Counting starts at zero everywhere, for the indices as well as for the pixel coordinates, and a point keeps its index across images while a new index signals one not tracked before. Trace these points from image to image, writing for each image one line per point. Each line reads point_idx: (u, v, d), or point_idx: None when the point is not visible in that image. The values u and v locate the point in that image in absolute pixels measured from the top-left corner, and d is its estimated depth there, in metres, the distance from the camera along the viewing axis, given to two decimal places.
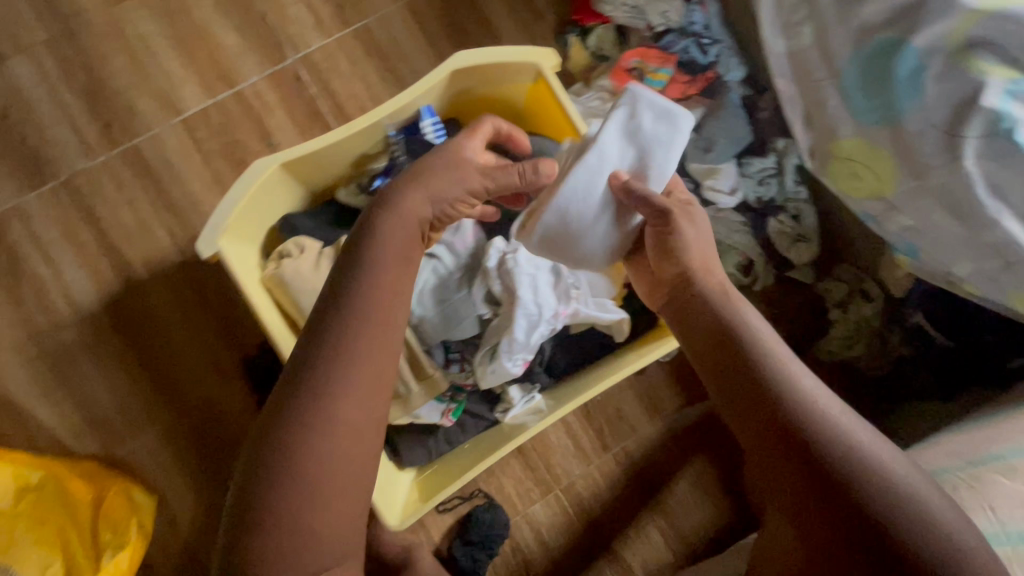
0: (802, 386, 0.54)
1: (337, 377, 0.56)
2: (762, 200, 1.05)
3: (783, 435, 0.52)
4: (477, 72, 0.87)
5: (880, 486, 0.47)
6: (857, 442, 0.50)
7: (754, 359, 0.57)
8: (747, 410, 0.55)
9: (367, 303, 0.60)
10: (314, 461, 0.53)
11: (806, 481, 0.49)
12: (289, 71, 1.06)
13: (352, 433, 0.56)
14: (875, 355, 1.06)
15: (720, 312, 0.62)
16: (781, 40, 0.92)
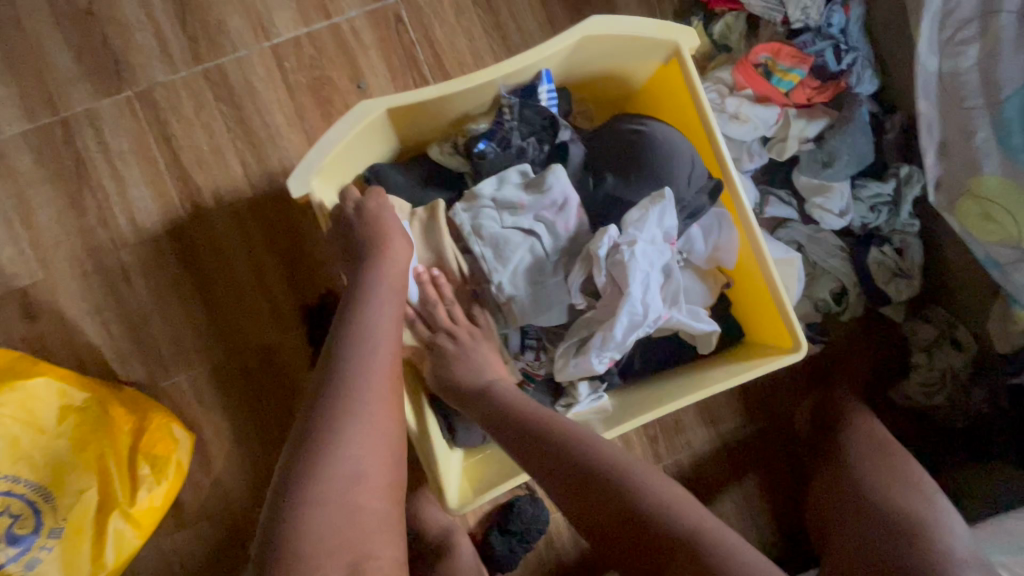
0: (577, 439, 0.67)
1: (358, 376, 0.62)
2: (867, 227, 0.98)
3: (615, 520, 0.60)
4: (606, 42, 0.79)
5: (651, 500, 0.60)
6: (626, 472, 0.63)
7: (563, 445, 0.66)
8: (567, 484, 0.64)
9: (372, 315, 0.67)
10: (347, 439, 0.57)
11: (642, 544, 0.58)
12: (391, 10, 0.99)
13: (383, 421, 0.61)
14: (957, 407, 1.00)
15: (524, 409, 0.71)
16: (935, 57, 0.84)
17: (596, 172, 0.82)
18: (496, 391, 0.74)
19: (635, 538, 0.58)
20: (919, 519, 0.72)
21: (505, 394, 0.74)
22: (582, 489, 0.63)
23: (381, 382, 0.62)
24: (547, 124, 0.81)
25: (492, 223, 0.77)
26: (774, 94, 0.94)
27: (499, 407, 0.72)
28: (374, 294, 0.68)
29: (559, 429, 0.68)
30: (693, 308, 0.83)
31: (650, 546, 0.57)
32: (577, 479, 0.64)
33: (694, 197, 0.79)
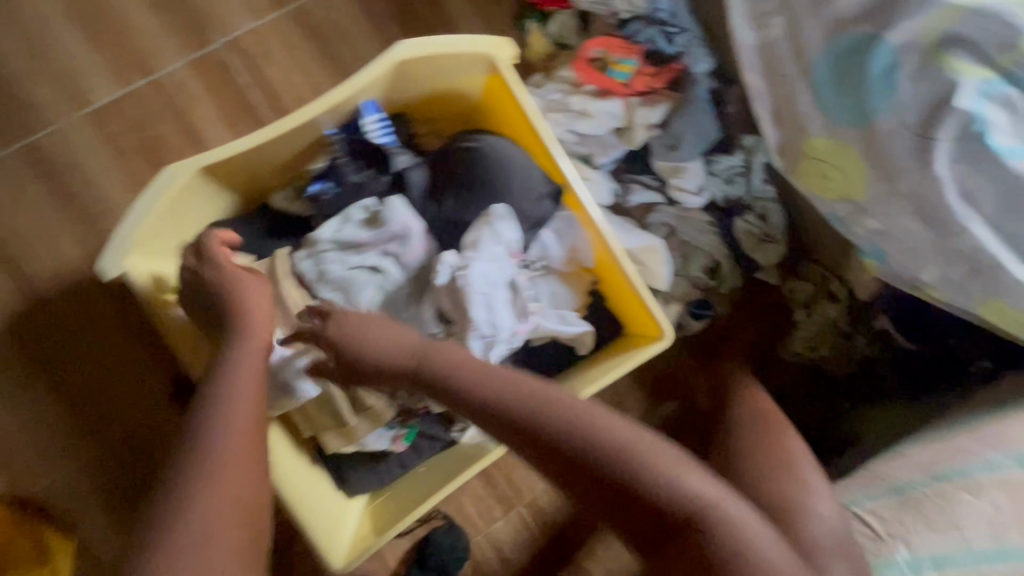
0: (557, 417, 0.57)
1: (204, 457, 0.56)
2: (729, 200, 1.01)
3: (615, 503, 0.53)
4: (424, 64, 0.78)
5: (654, 479, 0.53)
6: (620, 445, 0.54)
7: (552, 434, 0.56)
8: (558, 470, 0.55)
9: (229, 389, 0.61)
10: (185, 492, 0.53)
11: (647, 525, 0.52)
12: (216, 57, 0.95)
13: (225, 506, 0.53)
14: (842, 355, 1.05)
15: (505, 390, 0.60)
16: (751, 30, 0.86)
17: (438, 198, 0.80)
18: (465, 370, 0.63)
19: (644, 523, 0.52)
20: (792, 504, 0.70)
21: (476, 372, 0.62)
22: (576, 475, 0.54)
23: (224, 465, 0.56)
24: (378, 156, 0.80)
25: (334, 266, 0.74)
26: (613, 86, 0.95)
27: (472, 390, 0.61)
28: (232, 366, 0.64)
29: (547, 414, 0.57)
30: (563, 312, 0.83)
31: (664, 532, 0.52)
32: (577, 470, 0.54)
33: (538, 207, 0.80)
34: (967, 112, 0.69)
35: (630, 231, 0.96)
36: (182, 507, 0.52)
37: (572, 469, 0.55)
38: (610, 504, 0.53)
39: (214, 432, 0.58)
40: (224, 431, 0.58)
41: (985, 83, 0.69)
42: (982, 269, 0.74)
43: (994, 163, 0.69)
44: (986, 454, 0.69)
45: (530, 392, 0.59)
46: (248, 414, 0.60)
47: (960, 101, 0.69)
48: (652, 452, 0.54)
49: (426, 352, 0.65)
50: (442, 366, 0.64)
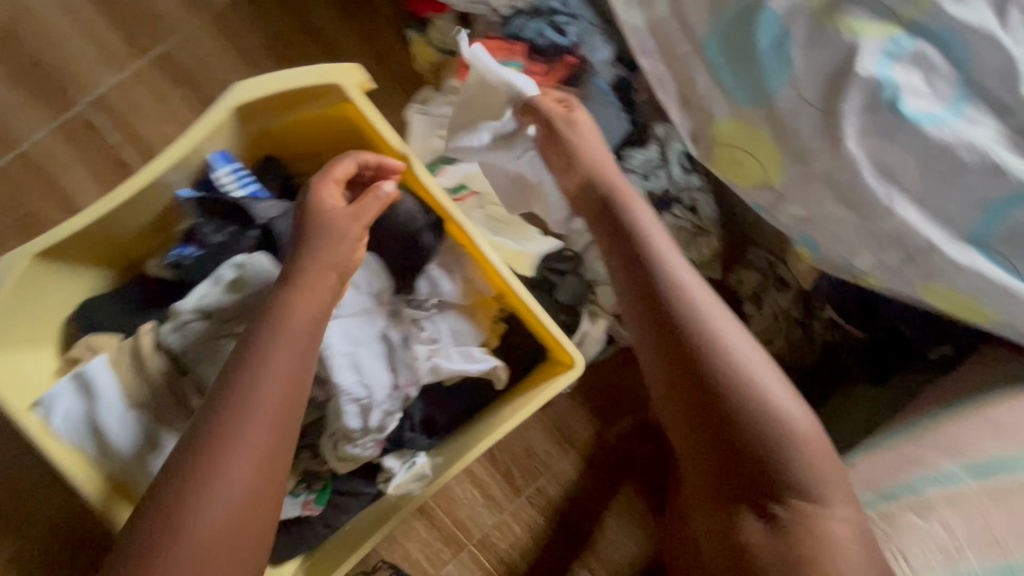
0: (717, 327, 0.60)
1: (230, 434, 0.54)
2: (655, 194, 0.91)
3: (720, 421, 0.57)
4: (272, 102, 0.72)
5: (765, 421, 0.56)
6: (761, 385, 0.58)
7: (712, 359, 0.58)
8: (684, 359, 0.59)
9: (271, 357, 0.58)
10: (220, 467, 0.53)
11: (738, 447, 0.56)
12: (82, 117, 0.89)
13: (241, 501, 0.53)
14: (799, 346, 0.95)
15: (683, 298, 0.61)
16: (636, 11, 0.77)
17: None
18: (669, 271, 0.63)
19: (737, 445, 0.56)
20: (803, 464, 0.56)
21: (671, 273, 0.63)
22: (700, 375, 0.58)
23: (256, 446, 0.54)
24: (238, 212, 0.74)
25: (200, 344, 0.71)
26: None
27: (661, 284, 0.62)
28: (263, 355, 0.58)
29: (737, 354, 0.59)
30: (465, 348, 0.77)
31: (747, 468, 0.56)
32: (704, 390, 0.58)
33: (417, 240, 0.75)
34: (872, 77, 0.62)
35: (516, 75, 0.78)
36: (207, 482, 0.52)
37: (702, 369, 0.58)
38: (712, 432, 0.57)
39: (241, 413, 0.55)
40: (251, 424, 0.55)
41: (887, 43, 0.62)
42: (916, 250, 0.65)
43: (910, 130, 0.62)
44: (937, 463, 0.61)
45: (705, 298, 0.62)
46: (274, 394, 0.57)
47: (862, 66, 0.63)
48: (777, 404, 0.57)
49: (630, 224, 0.66)
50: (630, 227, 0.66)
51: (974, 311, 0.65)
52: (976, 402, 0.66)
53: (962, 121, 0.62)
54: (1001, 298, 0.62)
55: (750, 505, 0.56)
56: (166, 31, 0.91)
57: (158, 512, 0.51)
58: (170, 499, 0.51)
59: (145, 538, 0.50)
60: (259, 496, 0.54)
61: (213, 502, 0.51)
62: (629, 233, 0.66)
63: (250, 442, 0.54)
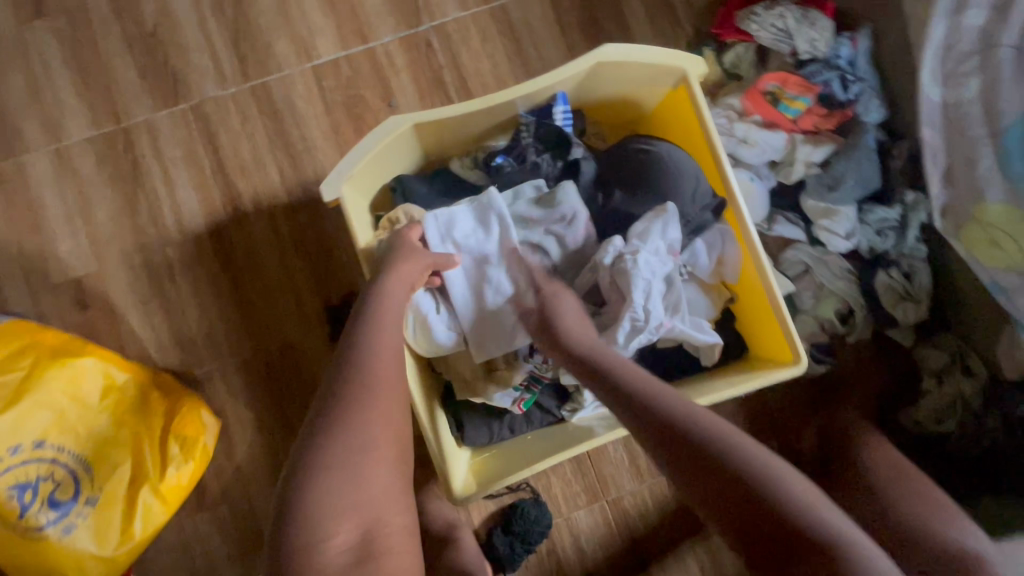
0: (697, 417, 0.62)
1: (362, 361, 0.65)
2: (875, 251, 1.00)
3: (741, 506, 0.54)
4: (617, 68, 0.85)
5: (779, 491, 0.54)
6: (763, 461, 0.57)
7: (694, 432, 0.60)
8: (680, 451, 0.59)
9: (385, 307, 0.71)
10: (364, 384, 0.63)
11: (766, 532, 0.51)
12: (422, 37, 1.07)
13: (391, 410, 0.63)
14: (970, 437, 0.96)
15: (656, 393, 0.66)
16: (938, 89, 0.86)
17: (605, 187, 0.87)
18: (632, 379, 0.68)
19: (768, 528, 0.51)
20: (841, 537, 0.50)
21: (640, 376, 0.69)
22: (704, 464, 0.57)
23: (391, 377, 0.65)
24: (561, 143, 0.86)
25: (491, 241, 0.81)
26: (781, 120, 0.99)
27: (636, 395, 0.66)
28: (386, 305, 0.71)
29: (724, 434, 0.59)
30: (697, 319, 0.86)
31: (789, 552, 0.50)
32: (708, 473, 0.56)
33: (699, 214, 0.84)
34: None
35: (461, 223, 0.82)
36: (351, 396, 0.62)
37: (701, 457, 0.58)
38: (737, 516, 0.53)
39: (369, 342, 0.67)
40: (381, 355, 0.66)
41: None
42: None
43: None
44: None
45: (681, 401, 0.65)
46: (395, 331, 0.69)
47: None
48: (784, 477, 0.55)
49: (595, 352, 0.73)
50: (602, 353, 0.73)
51: None
52: None
53: None
54: None
55: None
56: None
57: (325, 411, 0.61)
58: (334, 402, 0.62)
59: (319, 436, 0.59)
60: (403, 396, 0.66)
61: (361, 409, 0.61)
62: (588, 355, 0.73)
63: (380, 369, 0.65)
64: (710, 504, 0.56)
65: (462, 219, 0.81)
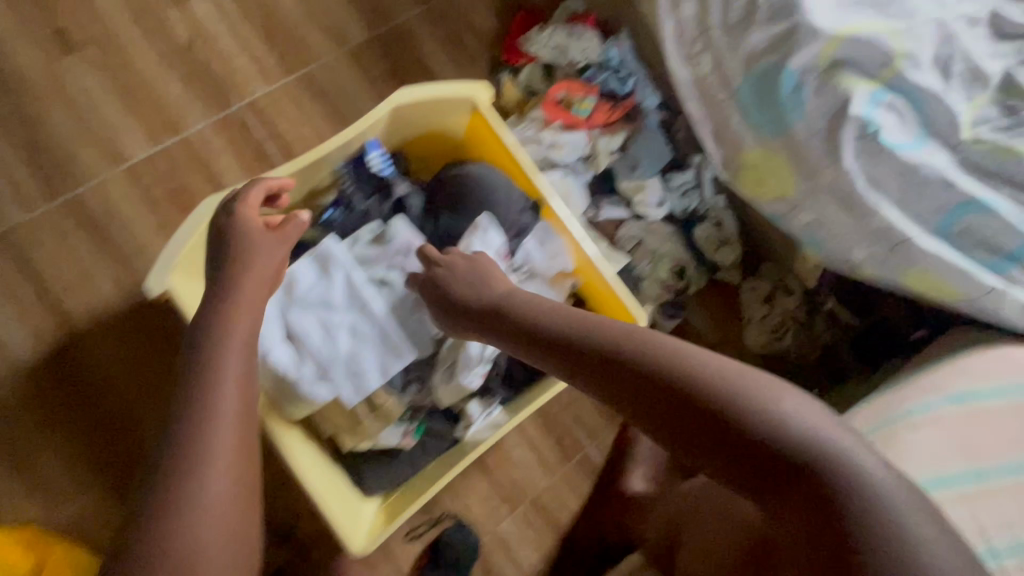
0: (609, 330, 0.64)
1: (194, 452, 0.62)
2: (687, 210, 1.15)
3: (661, 398, 0.57)
4: (413, 107, 0.93)
5: (687, 375, 0.57)
6: (670, 348, 0.60)
7: (609, 347, 0.63)
8: (601, 371, 0.62)
9: (218, 374, 0.66)
10: (197, 480, 0.62)
11: (686, 415, 0.56)
12: (234, 116, 1.09)
13: (225, 500, 0.63)
14: (806, 342, 1.14)
15: (581, 333, 0.66)
16: (686, 68, 1.03)
17: (435, 214, 0.93)
18: (539, 316, 0.70)
19: (686, 413, 0.56)
20: (751, 393, 0.54)
21: (560, 318, 0.69)
22: (625, 374, 0.60)
23: (228, 459, 0.64)
24: (382, 185, 0.93)
25: (336, 290, 0.84)
26: (577, 121, 1.11)
27: (561, 339, 0.66)
28: (219, 373, 0.66)
29: (632, 338, 0.62)
30: None
31: (709, 427, 0.54)
32: (631, 376, 0.60)
33: (520, 218, 0.93)
34: (861, 117, 0.86)
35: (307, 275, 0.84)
36: (181, 496, 0.60)
37: (620, 369, 0.61)
38: (680, 422, 0.56)
39: (208, 418, 0.64)
40: (220, 437, 0.64)
41: (872, 94, 0.86)
42: (898, 244, 0.88)
43: (889, 154, 0.86)
44: (924, 398, 0.80)
45: (592, 320, 0.67)
46: (234, 403, 0.66)
47: (854, 108, 0.86)
48: (688, 360, 0.58)
49: (501, 302, 0.74)
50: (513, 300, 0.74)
51: (942, 290, 0.88)
52: (954, 358, 0.85)
53: (926, 150, 0.87)
54: (960, 278, 0.85)
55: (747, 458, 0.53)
56: (311, 56, 1.14)
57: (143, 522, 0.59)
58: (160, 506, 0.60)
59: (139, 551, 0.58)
60: (244, 468, 0.66)
61: (191, 514, 0.60)
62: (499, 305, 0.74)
63: (213, 456, 0.63)
64: (636, 409, 0.59)
65: (304, 274, 0.84)
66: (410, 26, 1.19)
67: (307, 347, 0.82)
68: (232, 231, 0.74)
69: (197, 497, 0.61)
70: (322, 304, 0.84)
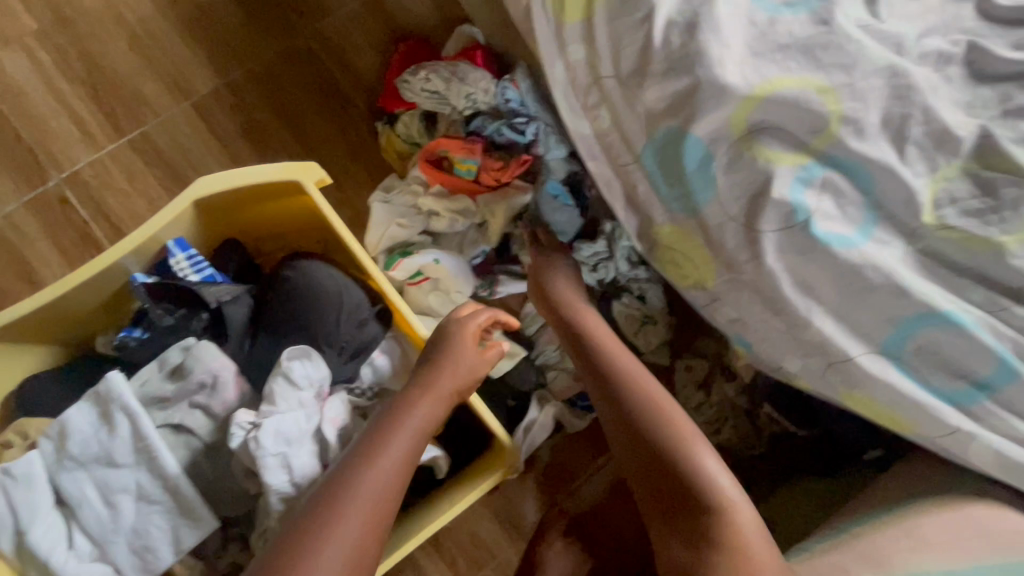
0: (647, 385, 0.72)
1: (353, 478, 0.56)
2: (604, 284, 0.96)
3: (642, 453, 0.67)
4: (230, 198, 0.76)
5: (671, 440, 0.66)
6: (670, 418, 0.68)
7: (627, 396, 0.71)
8: (616, 416, 0.71)
9: (411, 414, 0.64)
10: (351, 509, 0.54)
11: (648, 473, 0.65)
12: (54, 193, 0.92)
13: (365, 541, 0.53)
14: (748, 437, 0.97)
15: (615, 370, 0.74)
16: (584, 122, 0.81)
17: (258, 327, 0.77)
18: (616, 357, 0.76)
19: (655, 471, 0.65)
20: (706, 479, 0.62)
21: (618, 363, 0.75)
22: (627, 420, 0.70)
23: (369, 502, 0.55)
24: (192, 294, 0.74)
25: (117, 442, 0.66)
26: (461, 185, 0.93)
27: (607, 369, 0.75)
28: (395, 423, 0.62)
29: (652, 398, 0.70)
30: None
31: (669, 487, 0.63)
32: (625, 426, 0.69)
33: (362, 331, 0.76)
34: (787, 201, 0.66)
35: (80, 421, 0.67)
36: (325, 528, 0.52)
37: (624, 416, 0.70)
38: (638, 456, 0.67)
39: (383, 450, 0.59)
40: (378, 471, 0.57)
41: (800, 170, 0.66)
42: (836, 360, 0.68)
43: (822, 250, 0.66)
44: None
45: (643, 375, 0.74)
46: (404, 443, 0.61)
47: (778, 191, 0.66)
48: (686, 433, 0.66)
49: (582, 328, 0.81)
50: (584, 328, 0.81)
51: (894, 421, 0.68)
52: (906, 510, 0.67)
53: (872, 242, 0.67)
54: (916, 412, 0.66)
55: (677, 522, 0.61)
56: (146, 113, 0.95)
57: (283, 548, 0.51)
58: (297, 535, 0.52)
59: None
60: (387, 501, 0.56)
61: (329, 553, 0.51)
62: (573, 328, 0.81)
63: (367, 490, 0.55)
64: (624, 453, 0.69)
65: (76, 417, 0.67)
66: (267, 69, 0.99)
67: (79, 515, 0.65)
68: (452, 328, 0.73)
69: (340, 511, 0.54)
70: (97, 457, 0.66)
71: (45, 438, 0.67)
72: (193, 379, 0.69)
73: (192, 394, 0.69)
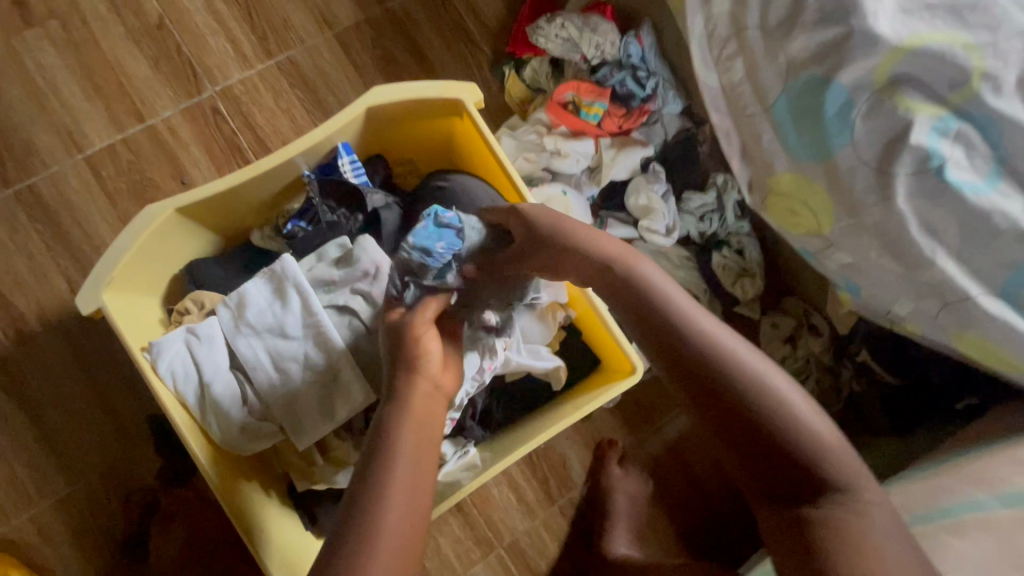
0: (721, 346, 0.61)
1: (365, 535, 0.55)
2: (704, 235, 1.03)
3: (740, 426, 0.58)
4: (394, 110, 0.82)
5: (768, 408, 0.58)
6: (760, 379, 0.59)
7: (704, 359, 0.60)
8: (693, 385, 0.60)
9: (396, 445, 0.61)
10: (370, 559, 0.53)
11: (752, 453, 0.58)
12: (206, 104, 0.99)
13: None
14: (829, 392, 1.03)
15: (676, 328, 0.62)
16: (714, 74, 0.87)
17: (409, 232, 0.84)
18: (672, 309, 0.63)
19: (762, 450, 0.58)
20: (818, 446, 0.57)
21: (675, 317, 0.63)
22: (709, 391, 0.60)
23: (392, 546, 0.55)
24: (353, 196, 0.82)
25: (290, 315, 0.74)
26: (585, 127, 1.00)
27: (676, 331, 0.62)
28: (390, 461, 0.60)
29: (733, 360, 0.60)
30: (534, 346, 0.84)
31: (782, 465, 0.57)
32: (712, 395, 0.59)
33: None
34: (923, 148, 0.71)
35: (257, 295, 0.74)
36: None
37: (706, 386, 0.60)
38: (733, 436, 0.59)
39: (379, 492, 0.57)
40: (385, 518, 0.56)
41: (937, 120, 0.71)
42: (952, 300, 0.74)
43: (952, 196, 0.71)
44: (972, 493, 0.68)
45: (710, 331, 0.62)
46: (404, 478, 0.59)
47: (915, 137, 0.72)
48: (782, 397, 0.59)
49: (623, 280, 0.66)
50: (622, 284, 0.65)
51: (1000, 359, 0.75)
52: (1008, 441, 0.72)
53: (996, 193, 0.71)
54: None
55: (797, 500, 0.57)
56: (293, 39, 1.02)
57: None
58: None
59: None
60: (412, 529, 0.57)
61: None
62: (607, 284, 0.66)
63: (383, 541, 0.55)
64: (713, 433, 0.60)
65: (255, 292, 0.74)
66: (405, 9, 1.06)
67: (252, 378, 0.73)
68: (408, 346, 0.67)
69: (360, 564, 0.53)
70: (271, 328, 0.74)
71: (226, 305, 0.75)
72: (361, 266, 0.76)
73: (359, 280, 0.76)
